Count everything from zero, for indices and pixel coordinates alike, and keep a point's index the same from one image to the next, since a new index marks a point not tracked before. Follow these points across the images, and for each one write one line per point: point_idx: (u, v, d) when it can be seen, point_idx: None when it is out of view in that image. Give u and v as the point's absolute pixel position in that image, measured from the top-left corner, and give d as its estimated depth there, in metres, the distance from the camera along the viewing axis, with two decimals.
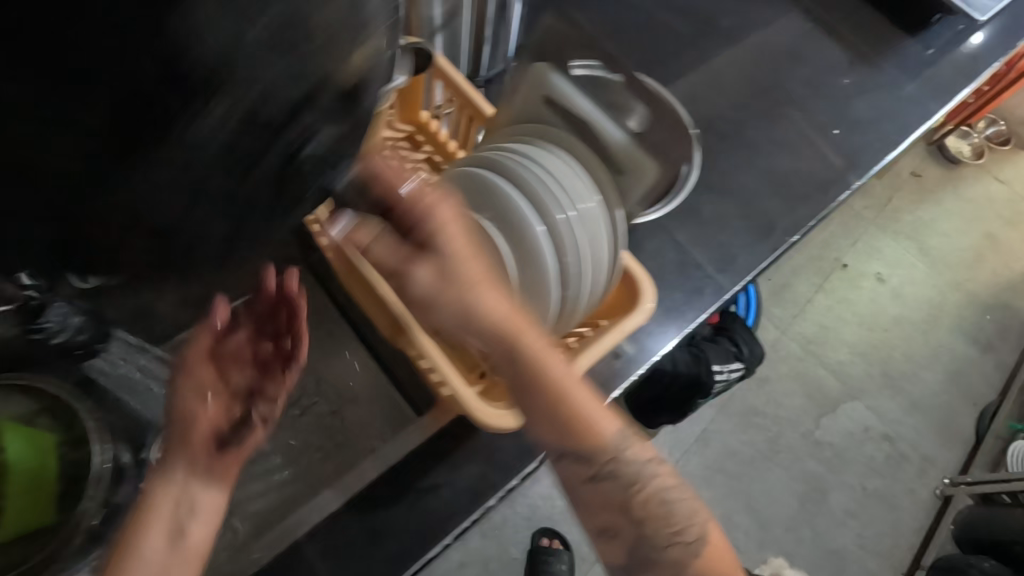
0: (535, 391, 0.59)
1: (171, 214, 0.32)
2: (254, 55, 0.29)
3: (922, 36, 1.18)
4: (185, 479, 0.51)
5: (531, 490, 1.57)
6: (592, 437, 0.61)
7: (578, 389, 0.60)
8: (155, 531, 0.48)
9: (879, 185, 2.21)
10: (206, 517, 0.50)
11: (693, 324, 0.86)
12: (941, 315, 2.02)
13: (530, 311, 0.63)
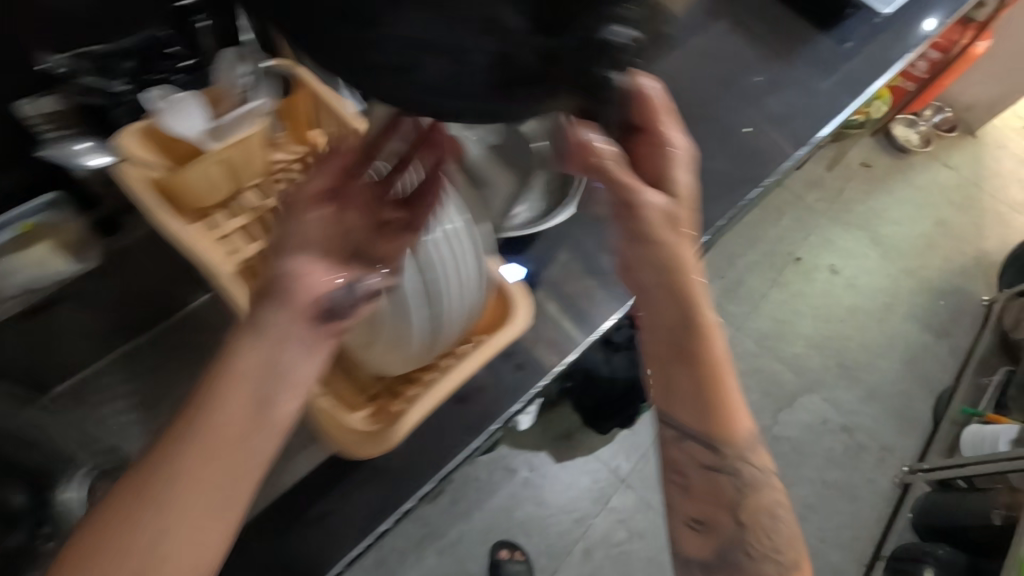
0: (711, 348, 0.68)
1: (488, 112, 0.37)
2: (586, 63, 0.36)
3: (836, 30, 1.19)
4: (281, 333, 0.46)
5: (488, 503, 1.56)
6: (730, 413, 0.71)
7: (721, 346, 0.70)
8: (250, 373, 0.45)
9: (830, 178, 2.23)
10: (298, 370, 0.46)
11: (596, 334, 0.87)
12: (895, 303, 2.03)
13: (398, 329, 0.63)
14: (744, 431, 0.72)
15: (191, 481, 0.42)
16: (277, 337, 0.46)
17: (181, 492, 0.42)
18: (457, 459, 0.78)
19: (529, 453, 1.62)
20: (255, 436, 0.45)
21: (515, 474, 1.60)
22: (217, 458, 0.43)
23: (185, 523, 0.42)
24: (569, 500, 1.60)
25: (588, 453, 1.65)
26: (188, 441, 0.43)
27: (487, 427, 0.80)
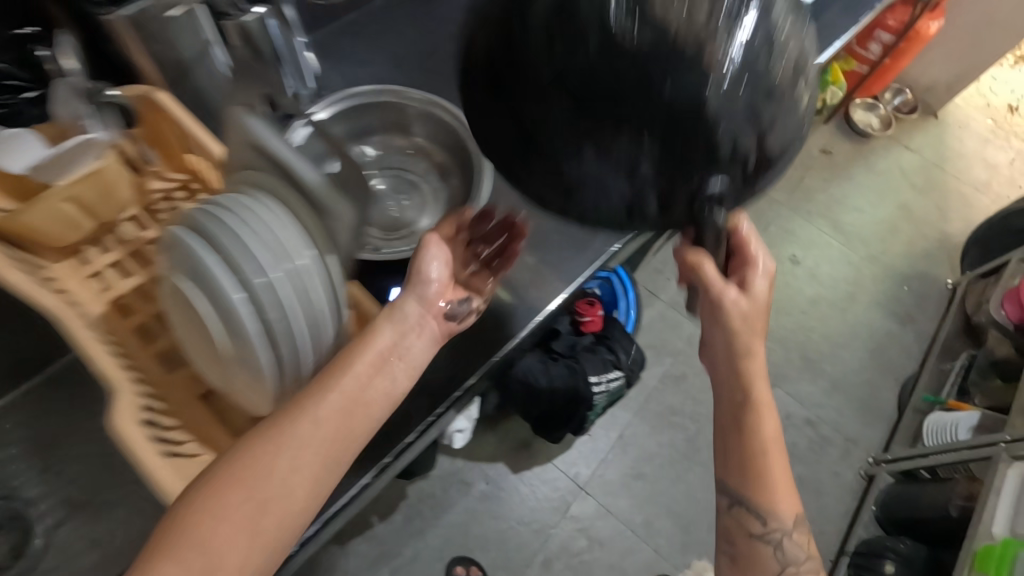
0: (752, 419, 0.63)
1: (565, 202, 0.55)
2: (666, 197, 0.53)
3: None
4: (413, 321, 0.62)
5: (444, 519, 1.53)
6: (759, 479, 0.65)
7: (774, 418, 0.64)
8: (378, 347, 0.58)
9: (789, 167, 2.19)
10: (416, 348, 0.61)
11: (499, 352, 0.82)
12: (858, 291, 2.00)
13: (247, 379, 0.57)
14: (783, 501, 0.67)
15: (306, 443, 0.53)
16: (407, 326, 0.61)
17: (295, 452, 0.53)
18: (342, 499, 0.72)
19: (485, 465, 1.59)
20: (379, 409, 0.58)
21: (471, 487, 1.57)
22: (314, 426, 0.54)
23: (291, 477, 0.52)
24: (527, 511, 1.56)
25: (546, 462, 1.61)
26: (283, 420, 0.53)
27: (382, 460, 0.75)
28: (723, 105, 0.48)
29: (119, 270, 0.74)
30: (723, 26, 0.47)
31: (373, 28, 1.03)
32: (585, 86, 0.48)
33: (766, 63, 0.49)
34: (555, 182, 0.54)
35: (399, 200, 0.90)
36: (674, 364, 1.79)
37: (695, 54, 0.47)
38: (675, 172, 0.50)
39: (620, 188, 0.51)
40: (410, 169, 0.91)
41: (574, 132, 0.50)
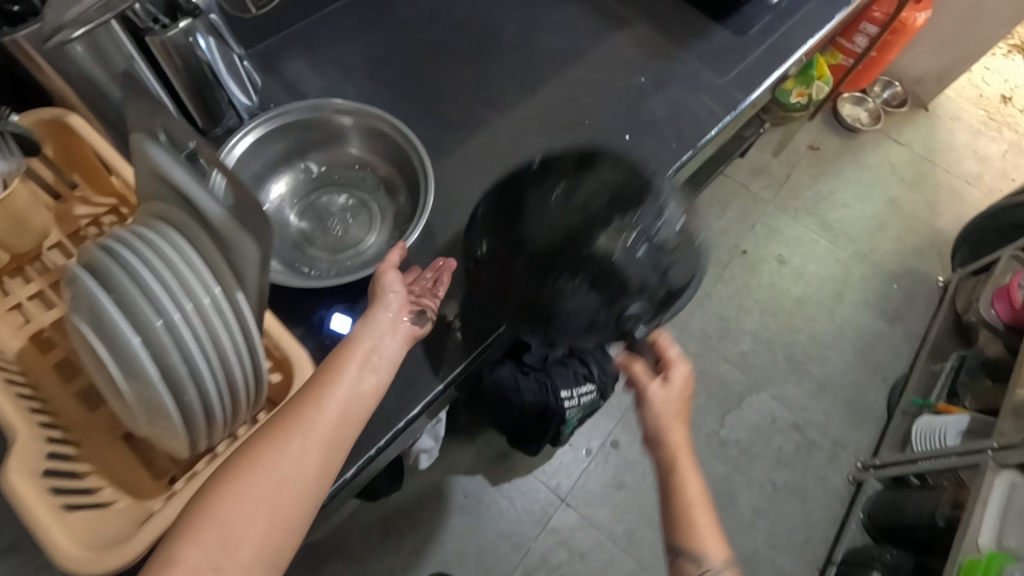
0: (674, 478, 0.70)
1: (537, 317, 0.73)
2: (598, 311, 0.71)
3: (729, 19, 1.12)
4: (387, 325, 0.67)
5: (421, 533, 1.50)
6: (691, 530, 0.69)
7: (694, 476, 0.71)
8: (353, 358, 0.62)
9: (775, 164, 2.15)
10: (392, 347, 0.66)
11: (446, 378, 0.80)
12: (847, 290, 1.96)
13: (156, 424, 0.53)
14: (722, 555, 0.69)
15: (308, 432, 0.56)
16: (383, 330, 0.67)
17: (299, 441, 0.55)
18: None
19: (462, 478, 1.56)
20: (369, 400, 0.61)
21: (449, 500, 1.53)
22: (315, 415, 0.57)
23: (299, 464, 0.54)
24: (506, 524, 1.53)
25: (525, 473, 1.58)
26: (287, 415, 0.56)
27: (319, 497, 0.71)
28: (632, 262, 0.71)
29: (42, 300, 0.69)
30: (631, 222, 0.72)
31: (326, 39, 1.00)
32: (545, 255, 0.71)
33: (661, 232, 0.73)
34: (522, 305, 0.74)
35: (343, 216, 0.87)
36: None
37: (601, 227, 0.72)
38: (608, 300, 0.70)
39: (575, 306, 0.70)
40: (357, 184, 0.89)
41: (513, 274, 0.73)
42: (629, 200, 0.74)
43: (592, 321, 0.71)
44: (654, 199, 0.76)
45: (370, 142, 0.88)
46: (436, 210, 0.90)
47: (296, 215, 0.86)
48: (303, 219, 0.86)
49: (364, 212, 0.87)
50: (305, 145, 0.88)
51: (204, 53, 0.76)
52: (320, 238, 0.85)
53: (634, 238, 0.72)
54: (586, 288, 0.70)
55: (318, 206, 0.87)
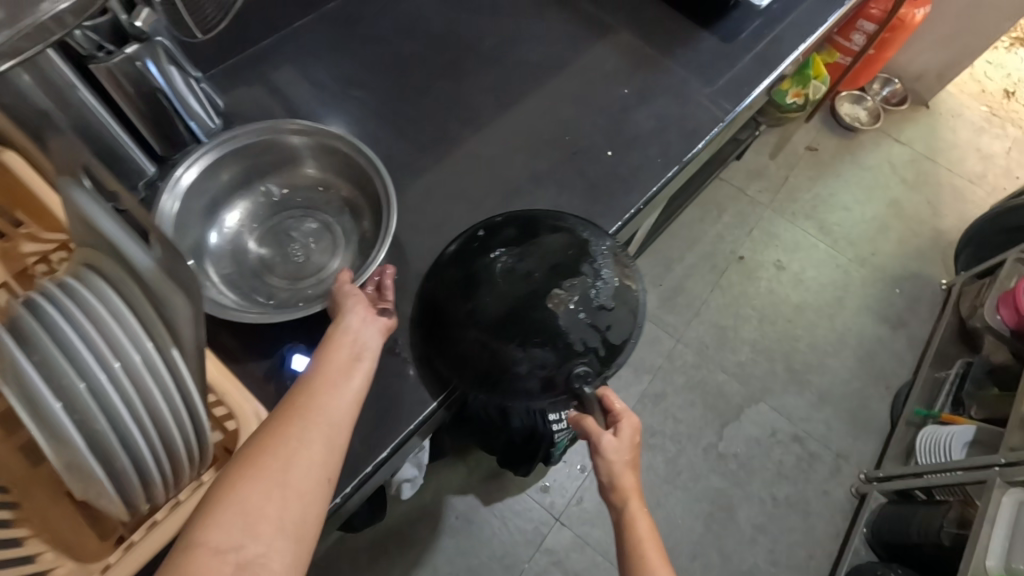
0: (627, 524, 0.66)
1: (484, 384, 0.72)
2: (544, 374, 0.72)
3: (717, 25, 1.07)
4: (361, 323, 0.66)
5: (411, 556, 1.46)
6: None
7: (648, 523, 0.66)
8: (342, 350, 0.62)
9: (772, 166, 2.10)
10: (376, 341, 0.65)
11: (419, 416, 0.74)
12: (847, 295, 1.91)
13: (86, 488, 0.50)
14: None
15: (308, 416, 0.54)
16: (359, 325, 0.66)
17: (302, 425, 0.53)
18: None
19: (453, 497, 1.52)
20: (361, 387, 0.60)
21: (439, 521, 1.50)
22: (314, 402, 0.56)
23: (306, 443, 0.52)
24: (498, 545, 1.49)
25: (518, 492, 1.54)
26: (289, 408, 0.55)
27: None
28: (575, 325, 0.72)
29: None
30: (571, 285, 0.74)
31: (295, 57, 0.97)
32: (493, 323, 0.72)
33: (599, 294, 0.75)
34: (474, 377, 0.73)
35: (306, 241, 0.83)
36: (653, 383, 1.72)
37: (546, 291, 0.73)
38: (556, 363, 0.72)
39: (522, 370, 0.71)
40: (321, 207, 0.85)
41: (460, 344, 0.73)
42: (569, 262, 0.75)
43: (537, 386, 0.72)
44: (593, 258, 0.77)
45: (334, 163, 0.85)
46: (408, 234, 0.86)
47: (256, 242, 0.83)
48: (264, 245, 0.83)
49: (329, 236, 0.83)
50: (262, 168, 0.85)
51: (158, 80, 0.72)
52: (282, 265, 0.81)
53: (575, 302, 0.73)
54: (533, 353, 0.71)
55: (279, 231, 0.84)
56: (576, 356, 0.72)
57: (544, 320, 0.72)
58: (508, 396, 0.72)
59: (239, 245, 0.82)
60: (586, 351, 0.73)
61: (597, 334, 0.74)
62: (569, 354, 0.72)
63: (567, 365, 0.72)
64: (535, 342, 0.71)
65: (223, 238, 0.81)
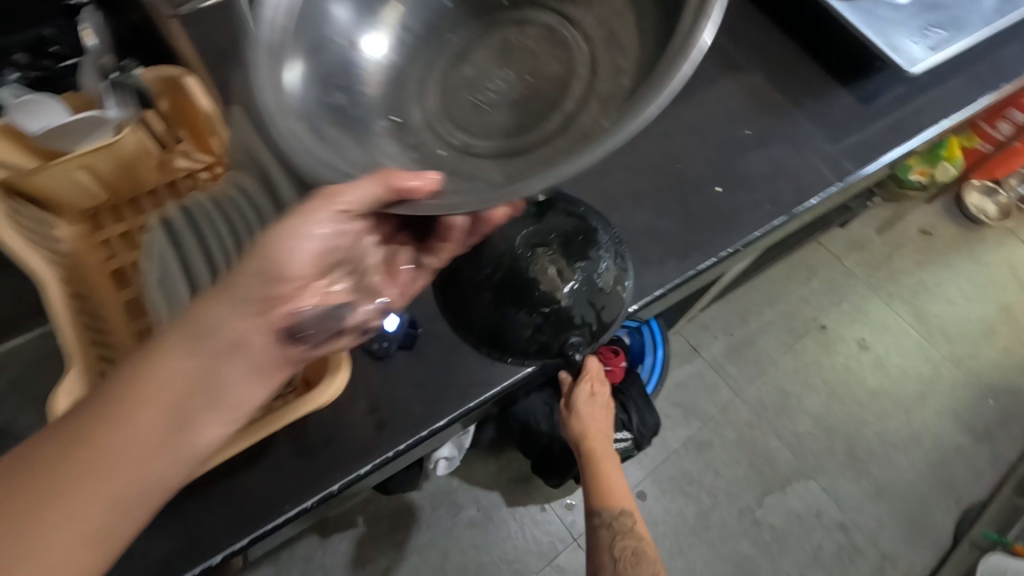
0: (597, 466, 0.90)
1: (487, 342, 0.77)
2: (542, 342, 0.78)
3: (856, 84, 1.04)
4: (228, 336, 0.51)
5: (427, 535, 1.49)
6: (613, 505, 0.89)
7: (613, 464, 0.91)
8: (173, 367, 0.50)
9: (877, 241, 1.99)
10: (239, 370, 0.52)
11: (481, 396, 0.76)
12: (932, 393, 1.77)
13: None
14: (635, 521, 0.89)
15: (49, 500, 0.46)
16: (187, 358, 0.50)
17: (32, 517, 0.45)
18: (274, 521, 0.68)
19: (478, 490, 1.54)
20: (155, 463, 0.49)
21: (461, 510, 1.52)
22: (66, 480, 0.46)
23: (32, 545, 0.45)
24: (512, 549, 1.49)
25: (542, 502, 1.53)
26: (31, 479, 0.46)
27: (329, 486, 0.70)
28: (576, 302, 0.79)
29: (127, 240, 0.74)
30: (578, 267, 0.81)
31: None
32: (502, 291, 0.79)
33: (601, 277, 0.81)
34: (481, 337, 0.78)
35: (502, 76, 0.63)
36: (701, 431, 1.67)
37: (557, 267, 0.80)
38: (552, 332, 0.78)
39: (522, 335, 0.77)
40: (535, 18, 0.64)
41: (471, 304, 0.79)
42: (578, 246, 0.82)
43: (535, 353, 0.77)
44: (598, 245, 0.84)
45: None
46: None
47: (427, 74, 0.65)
48: (441, 77, 0.65)
49: (540, 83, 0.61)
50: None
51: None
52: (454, 97, 0.63)
53: (578, 280, 0.80)
54: (534, 322, 0.78)
55: (483, 60, 0.64)
56: (572, 330, 0.79)
57: (547, 293, 0.79)
58: (511, 357, 0.77)
59: (398, 62, 0.63)
60: (581, 327, 0.79)
61: (594, 311, 0.80)
62: (566, 326, 0.79)
63: (565, 337, 0.78)
64: (536, 311, 0.78)
65: (371, 40, 0.62)
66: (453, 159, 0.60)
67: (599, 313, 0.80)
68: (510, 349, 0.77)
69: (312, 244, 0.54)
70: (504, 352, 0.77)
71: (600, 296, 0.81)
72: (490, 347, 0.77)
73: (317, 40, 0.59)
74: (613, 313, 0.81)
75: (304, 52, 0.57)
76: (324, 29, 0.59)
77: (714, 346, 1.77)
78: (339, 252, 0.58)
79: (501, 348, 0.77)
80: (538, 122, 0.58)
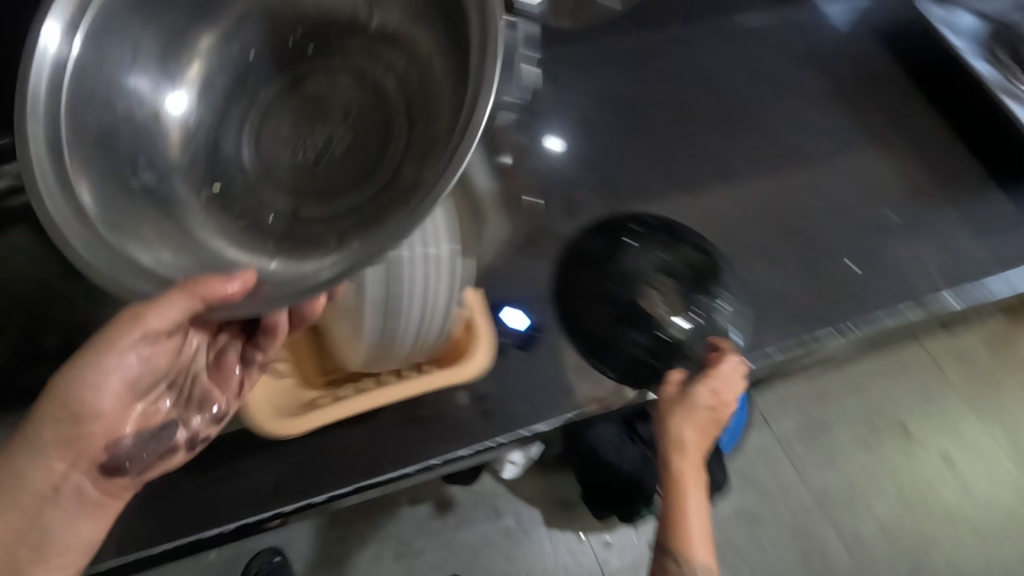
0: (683, 490, 0.72)
1: (598, 353, 0.80)
2: (649, 365, 0.79)
3: (1016, 189, 1.00)
4: (35, 494, 0.54)
5: (461, 534, 1.50)
6: (686, 549, 0.70)
7: (701, 495, 0.72)
8: (3, 527, 0.54)
9: (985, 355, 1.86)
10: (55, 517, 0.55)
11: (587, 411, 0.77)
12: (1014, 529, 1.64)
13: (351, 327, 0.61)
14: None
15: None
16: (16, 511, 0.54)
17: None
18: (376, 479, 0.72)
19: (520, 504, 1.53)
20: None
21: (499, 518, 1.52)
22: None
23: None
24: (541, 569, 1.49)
25: (580, 530, 1.52)
26: None
27: (430, 458, 0.73)
28: (689, 335, 0.81)
29: None
30: (697, 302, 0.83)
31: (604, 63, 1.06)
32: (619, 309, 0.83)
33: (718, 315, 0.83)
34: (592, 347, 0.80)
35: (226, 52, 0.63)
36: (754, 503, 1.62)
37: (674, 298, 0.84)
38: (661, 358, 0.80)
39: (630, 353, 0.80)
40: (320, 27, 0.63)
41: (589, 314, 0.82)
42: (700, 283, 0.85)
43: (641, 375, 0.79)
44: (719, 285, 0.86)
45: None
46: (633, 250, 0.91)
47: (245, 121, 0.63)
48: (259, 123, 0.63)
49: (309, 71, 0.63)
50: (278, 12, 0.62)
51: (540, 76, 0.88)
52: (274, 147, 0.62)
53: (695, 314, 0.83)
54: (645, 344, 0.80)
55: (289, 114, 0.63)
56: (681, 361, 0.80)
57: (660, 319, 0.82)
58: (617, 373, 0.79)
59: (204, 121, 0.62)
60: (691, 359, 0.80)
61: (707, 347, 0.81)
62: (676, 355, 0.80)
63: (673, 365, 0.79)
64: (648, 334, 0.81)
65: (173, 106, 0.60)
66: (287, 228, 0.59)
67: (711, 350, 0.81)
68: (618, 364, 0.79)
69: (117, 379, 0.54)
70: (612, 366, 0.79)
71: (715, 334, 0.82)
72: (599, 359, 0.80)
73: (119, 115, 0.57)
74: (725, 352, 0.81)
75: (90, 116, 0.55)
76: (146, 144, 0.58)
77: (786, 421, 1.71)
78: (155, 375, 0.57)
79: (609, 361, 0.79)
80: (362, 180, 0.58)
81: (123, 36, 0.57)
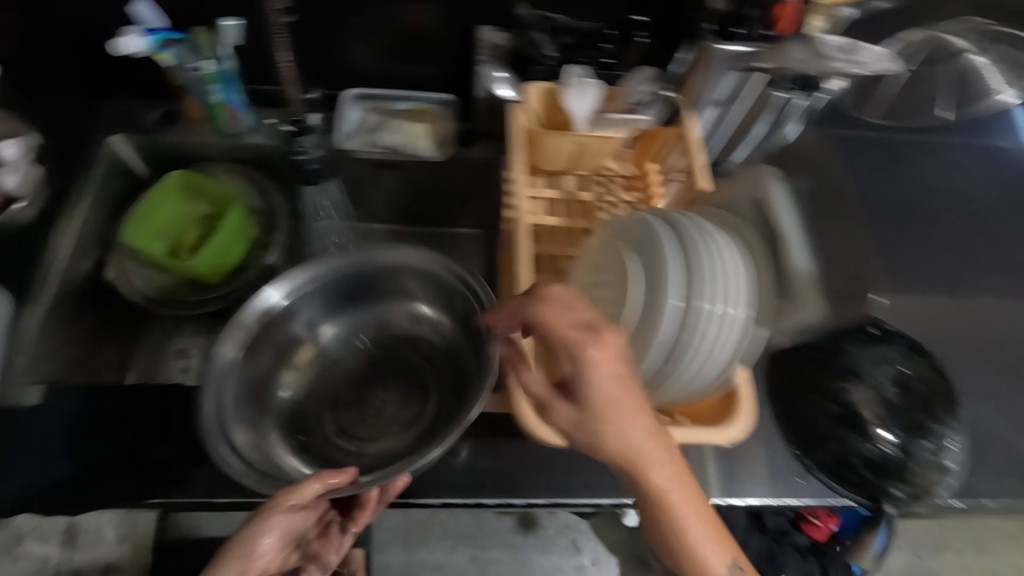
0: (661, 507, 0.49)
1: (806, 445, 0.74)
2: (859, 473, 0.71)
3: None
4: None
5: (536, 558, 1.48)
6: (708, 569, 0.50)
7: (688, 499, 0.50)
8: None
9: None
10: None
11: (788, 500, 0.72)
12: None
13: (621, 359, 0.61)
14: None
15: None
16: None
17: None
18: (572, 499, 0.72)
19: (602, 546, 1.50)
20: None
21: (576, 554, 1.49)
22: None
23: None
24: None
25: None
26: None
27: (623, 496, 0.73)
28: (915, 459, 0.72)
29: (547, 205, 0.86)
30: (929, 427, 0.74)
31: (852, 143, 0.98)
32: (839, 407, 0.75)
33: (950, 450, 0.74)
34: (800, 437, 0.75)
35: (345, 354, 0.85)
36: None
37: (906, 415, 0.75)
38: (875, 473, 0.71)
39: (838, 453, 0.73)
40: (422, 297, 0.84)
41: (803, 401, 0.76)
42: (935, 407, 0.76)
43: (848, 479, 0.71)
44: (955, 416, 0.76)
45: (432, 295, 0.83)
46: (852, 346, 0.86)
47: (355, 372, 0.84)
48: (360, 377, 0.83)
49: (383, 357, 0.85)
50: (387, 323, 0.86)
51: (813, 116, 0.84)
52: (366, 390, 0.83)
53: (925, 438, 0.74)
54: (863, 451, 0.73)
55: (379, 390, 0.82)
56: (897, 483, 0.71)
57: (883, 432, 0.74)
58: (820, 468, 0.73)
59: (326, 364, 0.83)
60: (910, 485, 0.71)
61: (930, 478, 0.72)
62: (893, 474, 0.71)
63: (887, 482, 0.71)
64: (867, 444, 0.73)
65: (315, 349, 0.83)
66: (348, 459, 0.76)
67: (932, 481, 0.71)
68: (823, 460, 0.73)
69: (265, 547, 0.64)
70: (817, 461, 0.73)
71: (939, 467, 0.73)
72: (804, 449, 0.74)
73: (263, 370, 0.77)
74: (946, 490, 0.72)
75: (243, 355, 0.74)
76: (282, 359, 0.80)
77: (897, 557, 1.57)
78: (295, 537, 0.69)
79: (817, 456, 0.73)
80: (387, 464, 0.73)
81: (300, 301, 0.79)
